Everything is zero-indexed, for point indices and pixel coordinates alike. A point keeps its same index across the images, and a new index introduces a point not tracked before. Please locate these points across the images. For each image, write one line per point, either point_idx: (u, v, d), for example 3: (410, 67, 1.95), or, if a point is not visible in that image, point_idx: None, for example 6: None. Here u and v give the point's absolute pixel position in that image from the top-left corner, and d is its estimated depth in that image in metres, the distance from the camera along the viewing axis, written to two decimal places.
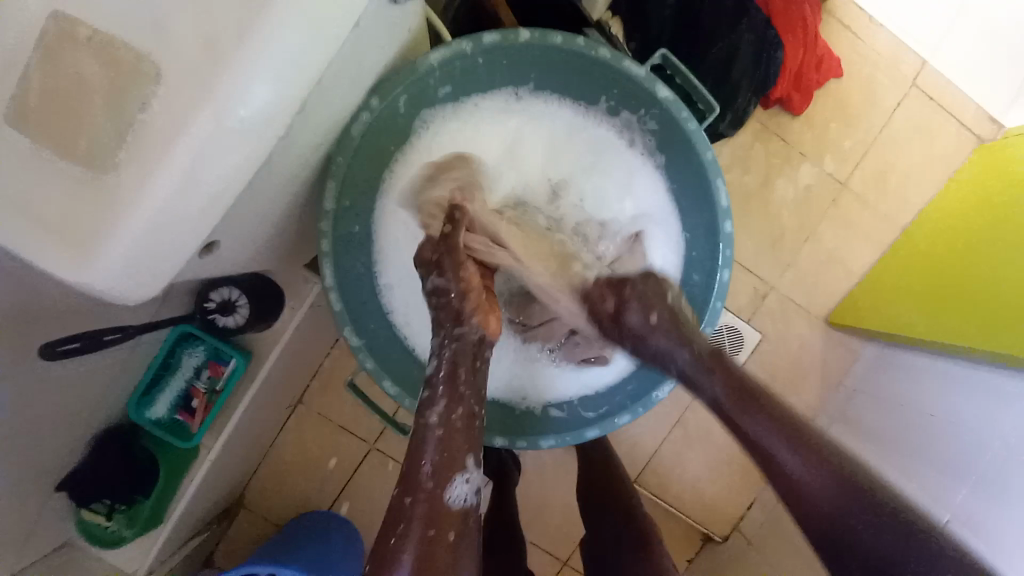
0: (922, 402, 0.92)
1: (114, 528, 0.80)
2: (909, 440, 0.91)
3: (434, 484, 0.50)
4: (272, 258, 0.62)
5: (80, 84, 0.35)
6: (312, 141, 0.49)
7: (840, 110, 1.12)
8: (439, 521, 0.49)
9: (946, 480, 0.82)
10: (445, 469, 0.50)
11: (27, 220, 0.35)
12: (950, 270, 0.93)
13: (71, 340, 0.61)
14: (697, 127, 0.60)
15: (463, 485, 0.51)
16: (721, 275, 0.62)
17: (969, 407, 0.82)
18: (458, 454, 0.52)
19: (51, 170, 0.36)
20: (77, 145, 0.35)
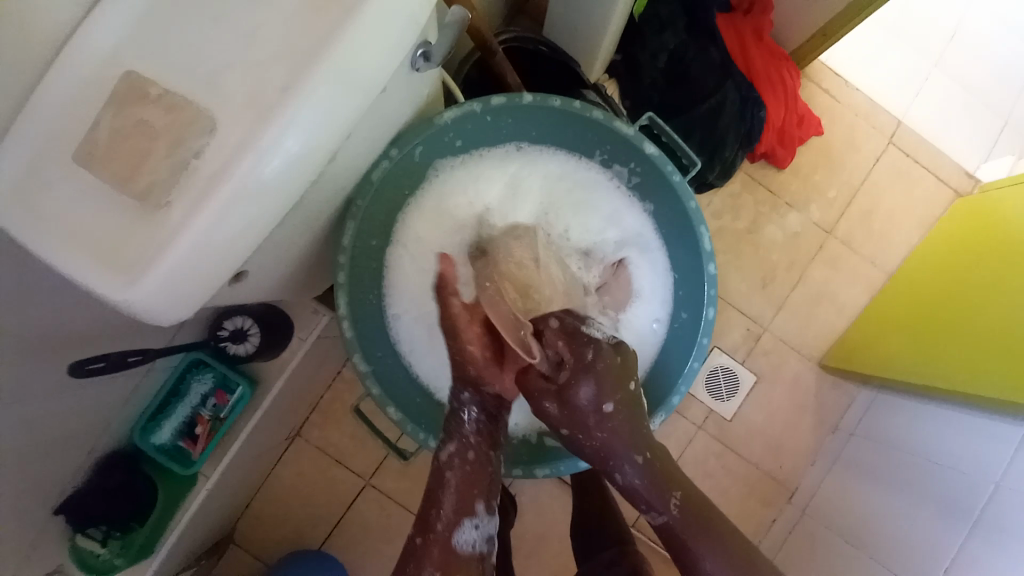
0: (910, 444, 0.95)
1: (106, 557, 0.80)
2: (903, 478, 0.93)
3: (446, 529, 0.59)
4: (289, 289, 0.66)
5: (138, 129, 0.40)
6: (337, 184, 0.54)
7: (822, 163, 1.20)
8: (448, 559, 0.58)
9: (946, 522, 0.83)
10: (455, 515, 0.59)
11: (88, 249, 0.40)
12: (932, 314, 0.98)
13: (97, 359, 0.64)
14: (682, 179, 0.66)
15: (471, 531, 0.60)
16: (706, 312, 0.67)
17: (954, 448, 0.86)
18: (467, 500, 0.60)
19: (108, 206, 0.40)
20: (132, 183, 0.40)
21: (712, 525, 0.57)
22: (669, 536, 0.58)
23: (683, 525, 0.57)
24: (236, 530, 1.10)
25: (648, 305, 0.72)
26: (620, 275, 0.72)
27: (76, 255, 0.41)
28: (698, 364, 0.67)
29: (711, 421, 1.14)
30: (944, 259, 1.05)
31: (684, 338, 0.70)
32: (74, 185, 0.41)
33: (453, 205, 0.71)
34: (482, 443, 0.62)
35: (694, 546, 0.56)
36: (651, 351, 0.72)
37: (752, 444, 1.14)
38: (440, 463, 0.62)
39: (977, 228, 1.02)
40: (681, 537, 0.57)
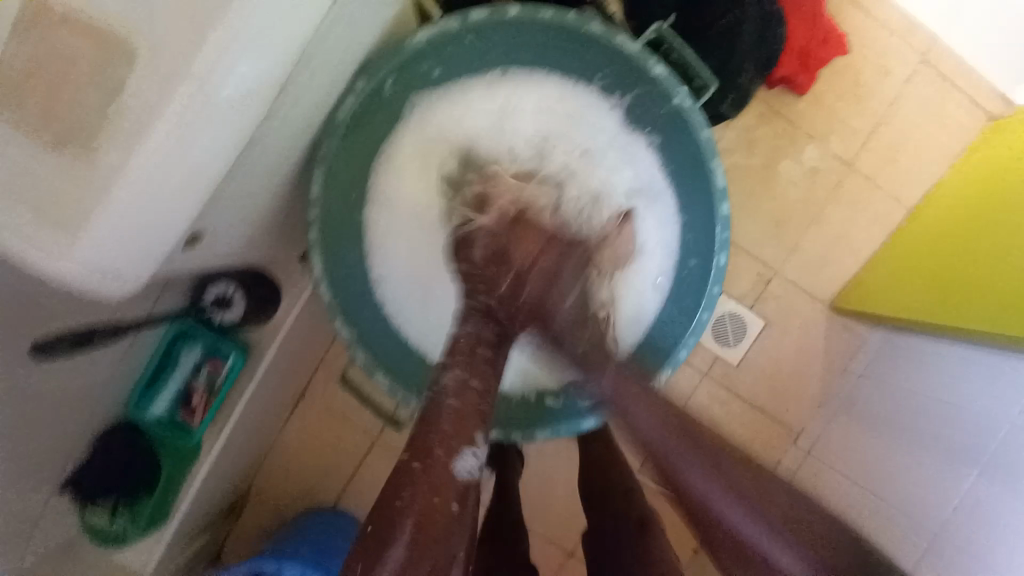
0: (917, 386, 0.91)
1: (117, 527, 0.82)
2: (907, 422, 0.92)
3: (443, 454, 0.47)
4: (264, 249, 0.61)
5: (44, 61, 0.33)
6: (297, 129, 0.48)
7: (847, 89, 1.09)
8: (443, 487, 0.46)
9: (955, 465, 0.82)
10: (456, 438, 0.48)
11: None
12: (947, 248, 0.93)
13: (62, 337, 0.60)
14: (693, 104, 0.58)
15: (471, 458, 0.48)
16: (718, 259, 0.62)
17: (963, 389, 0.83)
18: (467, 429, 0.48)
19: (19, 156, 0.34)
20: (47, 126, 0.34)
21: (679, 423, 0.49)
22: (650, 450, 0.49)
23: (654, 430, 0.49)
24: (249, 492, 1.12)
25: (652, 254, 0.66)
26: (626, 228, 0.63)
27: None
28: (707, 316, 0.63)
29: (719, 367, 1.11)
30: (964, 191, 0.99)
31: (694, 287, 0.64)
32: None
33: (434, 145, 0.64)
34: (482, 357, 0.52)
35: (675, 463, 0.47)
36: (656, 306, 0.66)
37: (762, 390, 1.11)
38: (433, 387, 0.51)
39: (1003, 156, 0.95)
40: (659, 454, 0.48)
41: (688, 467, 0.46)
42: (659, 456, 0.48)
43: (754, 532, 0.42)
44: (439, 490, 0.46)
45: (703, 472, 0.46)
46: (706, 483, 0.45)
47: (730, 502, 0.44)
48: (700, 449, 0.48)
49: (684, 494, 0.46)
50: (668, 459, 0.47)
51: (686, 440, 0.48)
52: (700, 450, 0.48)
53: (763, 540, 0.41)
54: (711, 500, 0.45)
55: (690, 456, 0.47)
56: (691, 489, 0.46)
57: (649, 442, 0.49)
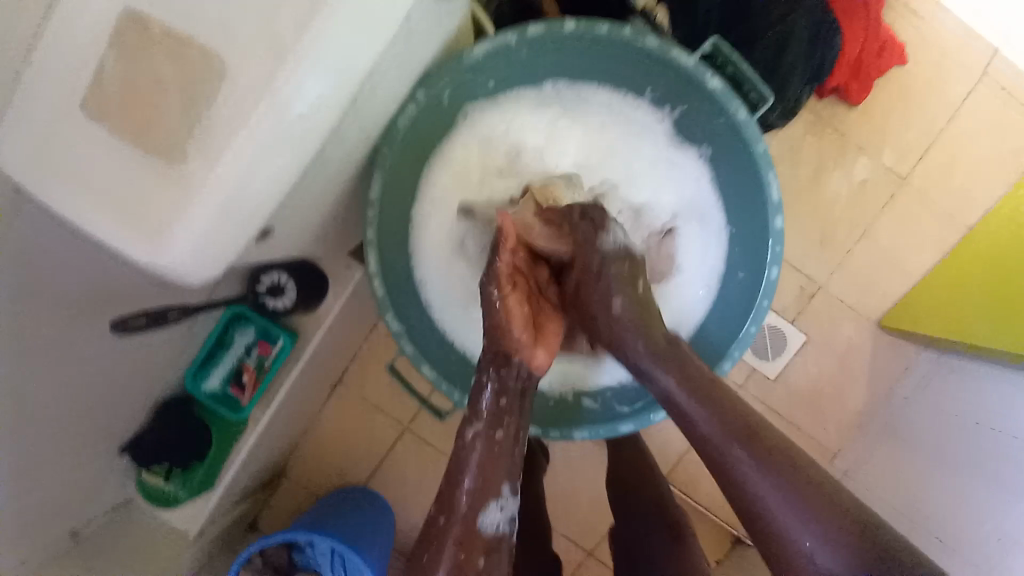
0: (970, 410, 0.87)
1: (169, 489, 0.88)
2: (960, 448, 0.86)
3: (471, 510, 0.53)
4: (320, 245, 0.65)
5: (149, 77, 0.37)
6: (359, 135, 0.50)
7: (903, 101, 1.05)
8: (470, 540, 0.53)
9: (1000, 494, 0.76)
10: (483, 493, 0.54)
11: (105, 207, 0.39)
12: (1009, 270, 0.88)
13: (139, 316, 0.66)
14: (748, 116, 0.57)
15: (496, 511, 0.54)
16: (768, 272, 0.60)
17: (1019, 414, 0.77)
18: (492, 483, 0.54)
19: (123, 163, 0.38)
20: (147, 137, 0.38)
21: (748, 427, 0.49)
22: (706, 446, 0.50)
23: (710, 426, 0.50)
24: (287, 469, 1.19)
25: (696, 265, 0.68)
26: (666, 242, 0.67)
27: (96, 218, 0.39)
28: (755, 328, 0.62)
29: (751, 381, 1.09)
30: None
31: (741, 300, 0.64)
32: (85, 137, 0.38)
33: (489, 152, 0.68)
34: (504, 417, 0.56)
35: (734, 453, 0.48)
36: (698, 317, 0.67)
37: (795, 406, 1.09)
38: (460, 442, 0.57)
39: None
40: (721, 449, 0.49)
41: (763, 478, 0.46)
42: (721, 455, 0.49)
43: (812, 542, 0.44)
44: (467, 544, 0.52)
45: (767, 475, 0.46)
46: (788, 500, 0.45)
47: (801, 521, 0.44)
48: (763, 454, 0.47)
49: (747, 502, 0.47)
50: (737, 465, 0.48)
51: (750, 443, 0.48)
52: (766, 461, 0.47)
53: (816, 547, 0.43)
54: (785, 509, 0.45)
55: (769, 469, 0.46)
56: (772, 500, 0.45)
57: (705, 436, 0.50)
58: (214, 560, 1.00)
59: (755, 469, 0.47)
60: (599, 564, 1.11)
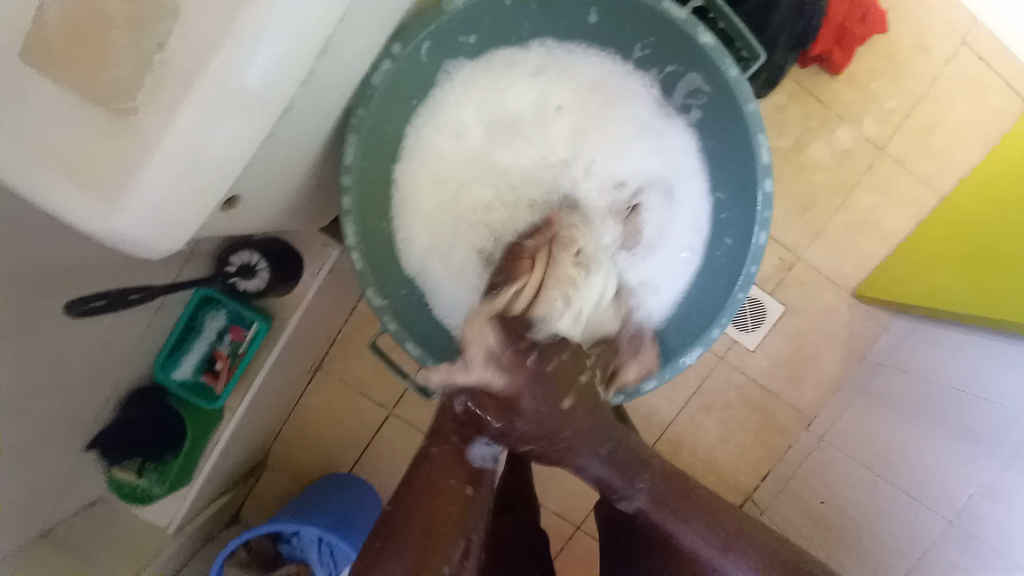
0: (936, 375, 0.89)
1: (144, 486, 0.84)
2: (937, 411, 0.86)
3: (456, 449, 0.54)
4: (294, 216, 0.61)
5: (102, 17, 0.34)
6: (333, 91, 0.47)
7: (883, 69, 1.05)
8: (451, 483, 0.52)
9: (972, 451, 0.76)
10: (468, 434, 0.54)
11: (44, 169, 0.34)
12: (980, 236, 0.90)
13: (97, 297, 0.60)
14: (740, 74, 0.55)
15: (483, 449, 0.54)
16: (757, 237, 0.58)
17: (984, 374, 0.79)
18: (473, 441, 0.54)
19: (70, 115, 0.34)
20: (95, 84, 0.34)
21: (709, 508, 0.54)
22: (646, 519, 0.56)
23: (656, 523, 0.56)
24: (269, 457, 1.15)
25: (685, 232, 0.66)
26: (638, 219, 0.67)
27: (40, 180, 0.34)
28: (744, 296, 0.60)
29: (734, 351, 1.11)
30: (1005, 171, 0.94)
31: (728, 267, 0.62)
32: (27, 88, 0.34)
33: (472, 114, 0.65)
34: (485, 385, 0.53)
35: (680, 537, 0.55)
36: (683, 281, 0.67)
37: (776, 374, 1.11)
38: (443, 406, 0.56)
39: None
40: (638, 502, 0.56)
41: (696, 538, 0.54)
42: (649, 518, 0.56)
43: (701, 551, 0.53)
44: (448, 490, 0.52)
45: (695, 529, 0.54)
46: (730, 557, 0.53)
47: (718, 552, 0.53)
48: (685, 506, 0.54)
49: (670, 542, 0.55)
50: (674, 536, 0.55)
51: (683, 499, 0.55)
52: (684, 509, 0.54)
53: (713, 560, 0.53)
54: (720, 562, 0.53)
55: (719, 526, 0.54)
56: (709, 559, 0.54)
57: (638, 510, 0.55)
58: (196, 553, 0.97)
59: (685, 530, 0.54)
60: (588, 537, 1.12)
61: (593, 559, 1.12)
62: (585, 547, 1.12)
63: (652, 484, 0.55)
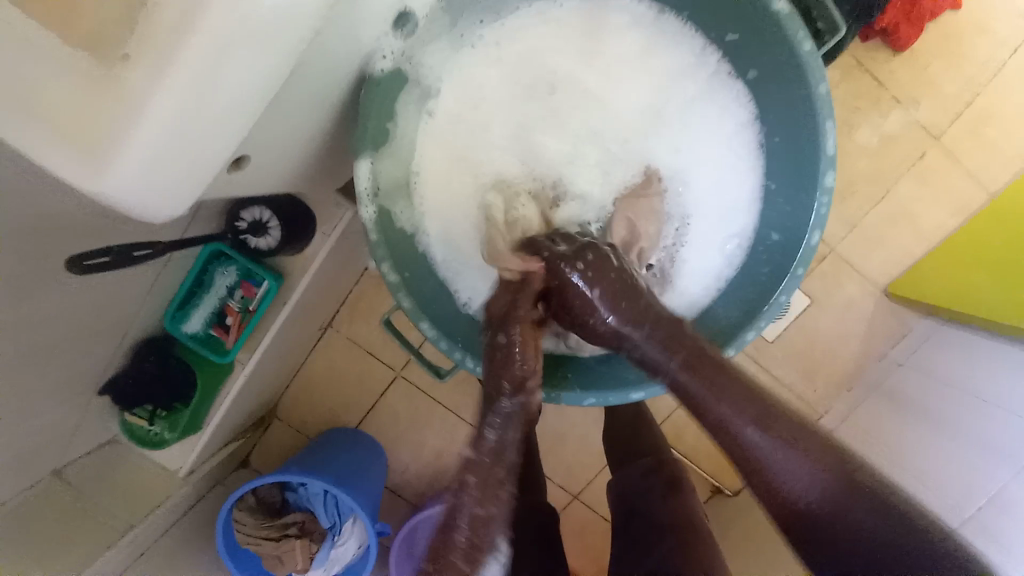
0: (955, 376, 0.84)
1: (155, 431, 0.86)
2: (944, 414, 0.82)
3: (468, 572, 0.45)
4: (300, 177, 0.57)
5: None
6: (350, 37, 0.43)
7: (951, 49, 0.95)
8: None
9: (973, 453, 0.74)
10: (476, 552, 0.45)
11: (37, 132, 0.31)
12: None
13: (101, 253, 0.58)
14: (814, 50, 0.49)
15: (494, 565, 0.47)
16: (809, 237, 0.53)
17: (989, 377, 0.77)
18: (490, 538, 0.46)
19: (54, 66, 0.30)
20: (86, 32, 0.31)
21: (767, 411, 0.48)
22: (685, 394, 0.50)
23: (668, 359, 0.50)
24: (277, 409, 1.17)
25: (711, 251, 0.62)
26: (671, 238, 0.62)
27: (14, 131, 0.31)
28: (786, 298, 0.55)
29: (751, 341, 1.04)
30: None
31: (773, 265, 0.57)
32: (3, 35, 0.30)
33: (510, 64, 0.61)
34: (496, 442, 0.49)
35: (725, 407, 0.48)
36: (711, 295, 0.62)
37: (793, 368, 1.05)
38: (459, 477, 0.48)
39: None
40: (699, 398, 0.49)
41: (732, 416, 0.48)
42: (707, 407, 0.49)
43: (785, 462, 0.47)
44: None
45: (737, 407, 0.48)
46: (797, 464, 0.46)
47: (784, 455, 0.47)
48: (720, 385, 0.49)
49: (722, 431, 0.49)
50: (713, 404, 0.49)
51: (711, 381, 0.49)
52: (720, 388, 0.49)
53: (770, 452, 0.47)
54: (776, 462, 0.47)
55: (762, 424, 0.48)
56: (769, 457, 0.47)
57: (684, 390, 0.50)
58: (207, 496, 0.99)
59: (733, 415, 0.48)
60: (584, 506, 1.13)
61: (585, 528, 1.14)
62: (581, 517, 1.14)
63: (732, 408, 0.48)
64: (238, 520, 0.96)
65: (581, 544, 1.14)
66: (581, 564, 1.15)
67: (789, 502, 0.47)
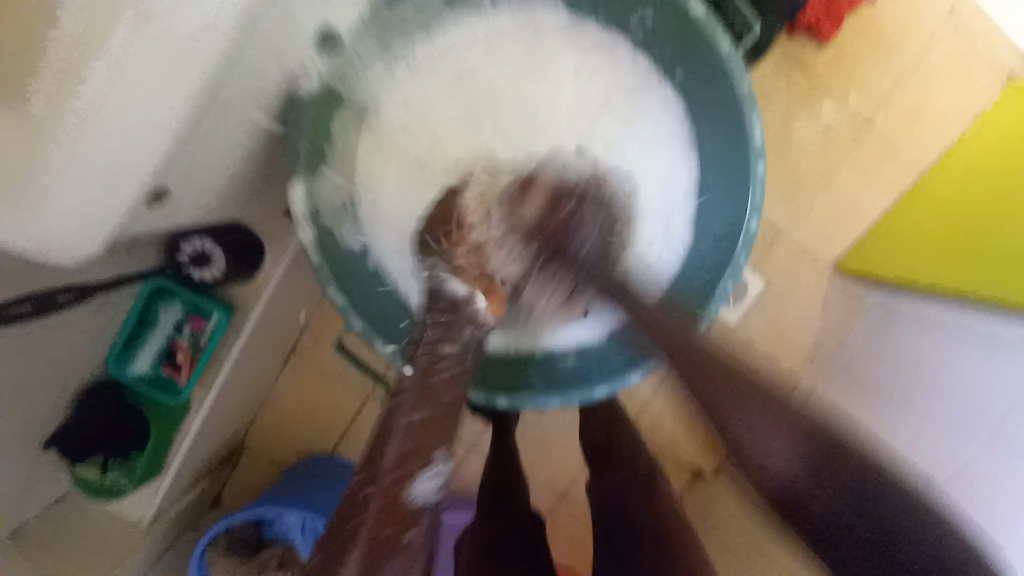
0: (915, 357, 0.85)
1: (110, 480, 0.80)
2: (914, 399, 0.82)
3: (400, 473, 0.40)
4: (235, 205, 0.55)
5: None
6: (266, 61, 0.41)
7: (870, 37, 1.00)
8: (396, 510, 0.39)
9: (952, 438, 0.74)
10: (416, 458, 0.41)
11: None
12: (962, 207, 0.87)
13: (20, 300, 0.54)
14: (732, 47, 0.51)
15: (430, 481, 0.41)
16: (750, 223, 0.56)
17: (952, 360, 0.78)
18: (433, 436, 0.42)
19: None
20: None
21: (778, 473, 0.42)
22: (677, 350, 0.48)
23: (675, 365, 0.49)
24: (245, 444, 1.12)
25: (666, 236, 0.63)
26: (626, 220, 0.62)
27: None
28: (732, 284, 0.57)
29: (715, 329, 1.07)
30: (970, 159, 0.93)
31: (716, 255, 0.59)
32: None
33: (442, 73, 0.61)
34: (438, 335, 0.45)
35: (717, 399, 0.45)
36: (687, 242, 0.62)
37: (759, 352, 1.08)
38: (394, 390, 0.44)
39: (1008, 120, 0.90)
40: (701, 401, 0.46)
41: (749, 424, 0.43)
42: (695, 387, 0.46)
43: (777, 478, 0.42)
44: (391, 514, 0.38)
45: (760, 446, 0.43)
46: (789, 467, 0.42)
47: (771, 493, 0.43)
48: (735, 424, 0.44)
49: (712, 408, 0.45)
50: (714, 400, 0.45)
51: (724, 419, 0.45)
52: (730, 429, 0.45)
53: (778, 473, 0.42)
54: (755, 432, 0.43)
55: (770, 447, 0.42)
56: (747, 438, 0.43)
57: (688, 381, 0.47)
58: (174, 545, 0.94)
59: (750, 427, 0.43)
60: (571, 509, 1.13)
61: (574, 532, 1.13)
62: (569, 521, 1.13)
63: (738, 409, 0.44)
64: (210, 562, 0.93)
65: (572, 549, 1.13)
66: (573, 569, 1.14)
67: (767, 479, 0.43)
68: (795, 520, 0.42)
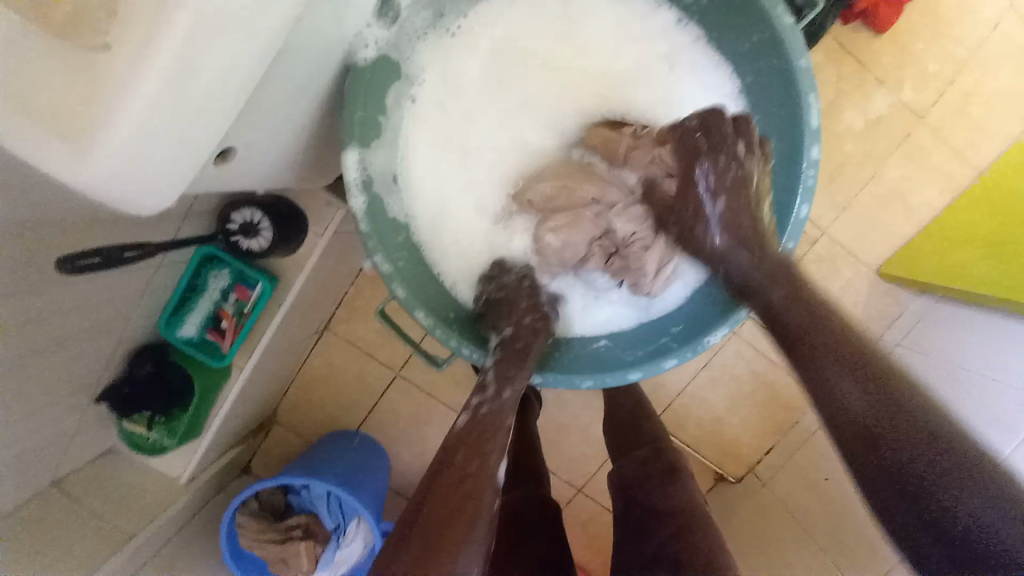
0: (948, 355, 0.85)
1: (155, 439, 0.85)
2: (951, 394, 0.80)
3: (475, 467, 0.47)
4: (287, 173, 0.57)
5: None
6: (334, 25, 0.43)
7: (931, 27, 0.95)
8: (469, 496, 0.46)
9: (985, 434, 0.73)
10: (484, 456, 0.49)
11: (25, 127, 0.31)
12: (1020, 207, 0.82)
13: (90, 255, 0.58)
14: (793, 23, 0.50)
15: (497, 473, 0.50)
16: (798, 210, 0.54)
17: (993, 354, 0.76)
18: (496, 442, 0.50)
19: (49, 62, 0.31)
20: (64, 22, 0.30)
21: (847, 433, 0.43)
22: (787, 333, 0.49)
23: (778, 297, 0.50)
24: (276, 415, 1.16)
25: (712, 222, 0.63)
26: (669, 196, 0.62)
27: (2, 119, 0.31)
28: None
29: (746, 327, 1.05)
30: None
31: None
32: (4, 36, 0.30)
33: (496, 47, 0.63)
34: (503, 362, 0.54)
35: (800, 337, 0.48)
36: None
37: None
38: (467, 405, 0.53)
39: None
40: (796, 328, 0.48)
41: (830, 361, 0.45)
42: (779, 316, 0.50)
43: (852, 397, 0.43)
44: (464, 498, 0.45)
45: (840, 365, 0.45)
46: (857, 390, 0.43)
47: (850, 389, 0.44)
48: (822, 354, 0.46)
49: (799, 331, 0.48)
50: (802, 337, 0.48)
51: (809, 346, 0.47)
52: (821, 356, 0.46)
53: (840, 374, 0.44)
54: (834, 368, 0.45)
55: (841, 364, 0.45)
56: (840, 383, 0.44)
57: (777, 312, 0.50)
58: (209, 503, 0.99)
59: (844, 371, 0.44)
60: (588, 499, 1.13)
61: (589, 520, 1.14)
62: (586, 510, 1.14)
63: (814, 331, 0.47)
64: (240, 524, 0.96)
65: (586, 537, 1.14)
66: (587, 556, 1.14)
67: (846, 419, 0.43)
68: (867, 468, 0.42)
